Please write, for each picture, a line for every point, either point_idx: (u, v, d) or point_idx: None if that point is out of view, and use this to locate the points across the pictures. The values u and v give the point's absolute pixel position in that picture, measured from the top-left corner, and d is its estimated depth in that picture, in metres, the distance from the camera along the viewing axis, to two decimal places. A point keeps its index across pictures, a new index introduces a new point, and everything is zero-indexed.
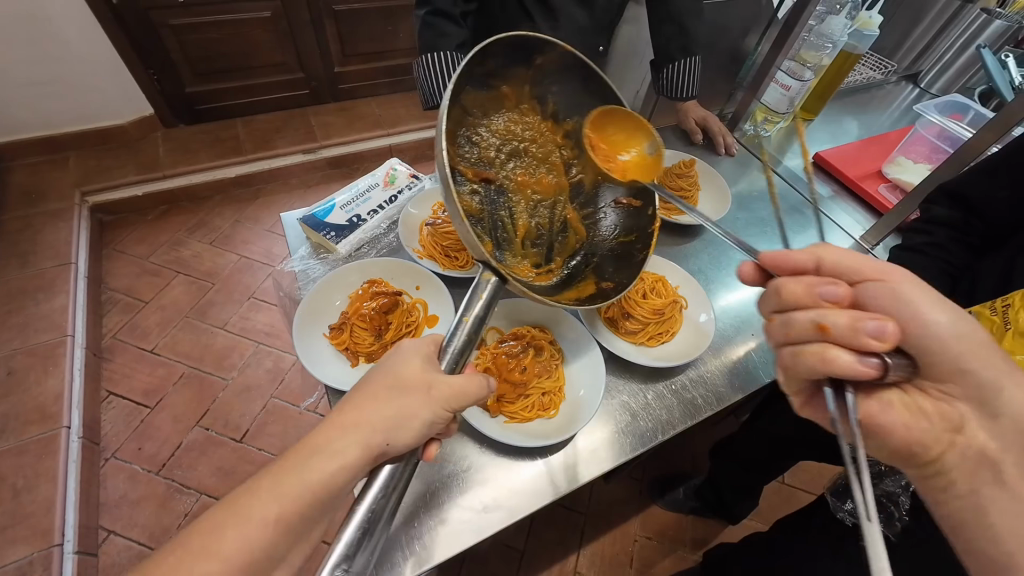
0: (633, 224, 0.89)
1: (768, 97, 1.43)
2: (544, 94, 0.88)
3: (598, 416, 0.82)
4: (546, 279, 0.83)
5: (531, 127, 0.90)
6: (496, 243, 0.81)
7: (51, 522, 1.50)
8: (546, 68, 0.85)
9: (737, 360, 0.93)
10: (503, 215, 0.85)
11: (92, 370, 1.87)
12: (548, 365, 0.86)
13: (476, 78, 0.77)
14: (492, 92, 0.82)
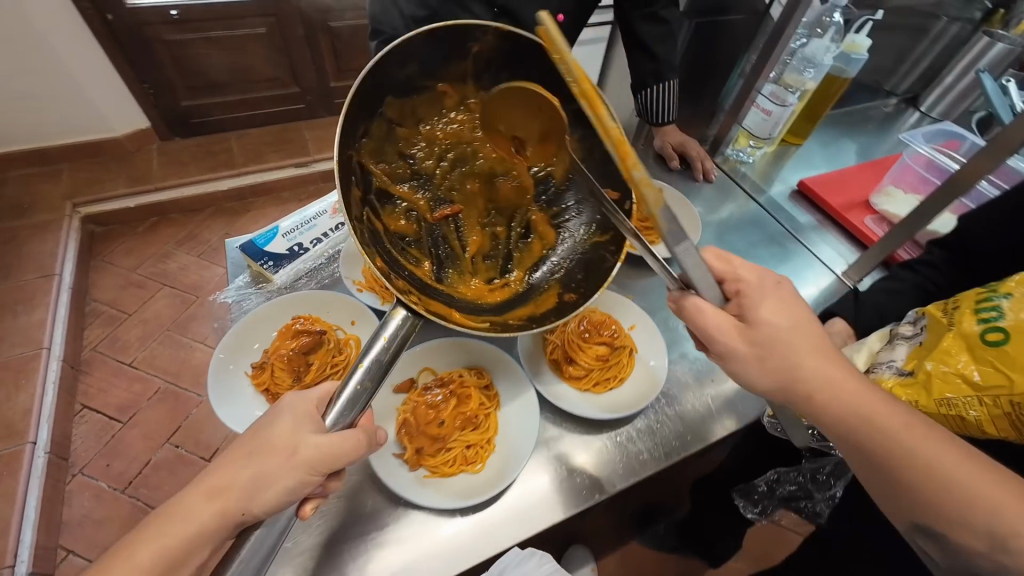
0: (607, 223, 0.77)
1: (749, 121, 1.36)
2: (493, 85, 0.75)
3: (531, 470, 0.76)
4: (497, 296, 0.78)
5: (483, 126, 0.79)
6: (443, 257, 0.77)
7: (4, 543, 1.46)
8: (483, 58, 0.72)
9: (691, 409, 0.86)
10: (455, 226, 0.81)
11: (67, 384, 1.86)
12: (476, 415, 0.79)
13: (402, 91, 0.71)
14: (428, 101, 0.75)
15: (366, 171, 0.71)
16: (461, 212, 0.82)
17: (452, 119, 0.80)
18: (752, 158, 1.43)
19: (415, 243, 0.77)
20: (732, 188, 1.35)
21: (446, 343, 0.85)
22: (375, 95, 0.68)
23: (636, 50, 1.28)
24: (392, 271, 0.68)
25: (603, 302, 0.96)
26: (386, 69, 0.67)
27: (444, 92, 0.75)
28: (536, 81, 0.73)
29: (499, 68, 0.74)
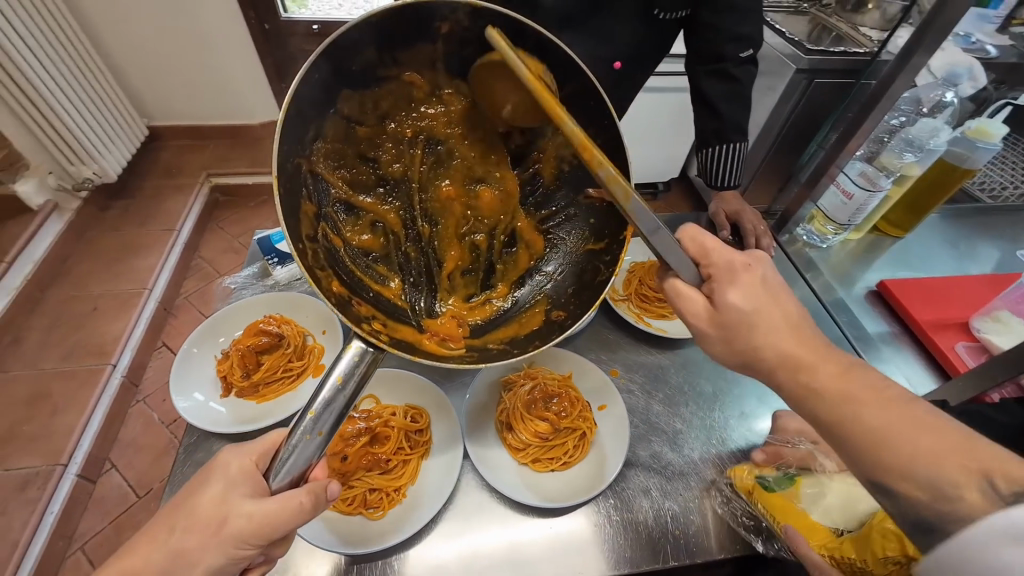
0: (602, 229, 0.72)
1: (826, 201, 1.17)
2: (469, 72, 0.66)
3: (433, 535, 0.70)
4: (478, 314, 0.76)
5: (462, 120, 0.72)
6: (412, 270, 0.76)
7: (64, 445, 1.68)
8: (455, 38, 0.62)
9: (637, 520, 0.73)
10: (429, 236, 0.77)
11: (156, 323, 2.15)
12: (392, 457, 0.76)
13: (355, 83, 0.63)
14: (390, 93, 0.67)
15: (322, 182, 0.66)
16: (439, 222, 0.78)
17: (423, 113, 0.71)
18: (826, 244, 1.22)
19: (382, 258, 0.75)
20: (796, 278, 1.13)
21: (395, 375, 0.83)
22: (321, 98, 0.60)
23: (702, 107, 1.18)
24: (350, 294, 0.67)
25: (577, 371, 0.87)
26: (331, 63, 0.58)
27: (409, 80, 0.67)
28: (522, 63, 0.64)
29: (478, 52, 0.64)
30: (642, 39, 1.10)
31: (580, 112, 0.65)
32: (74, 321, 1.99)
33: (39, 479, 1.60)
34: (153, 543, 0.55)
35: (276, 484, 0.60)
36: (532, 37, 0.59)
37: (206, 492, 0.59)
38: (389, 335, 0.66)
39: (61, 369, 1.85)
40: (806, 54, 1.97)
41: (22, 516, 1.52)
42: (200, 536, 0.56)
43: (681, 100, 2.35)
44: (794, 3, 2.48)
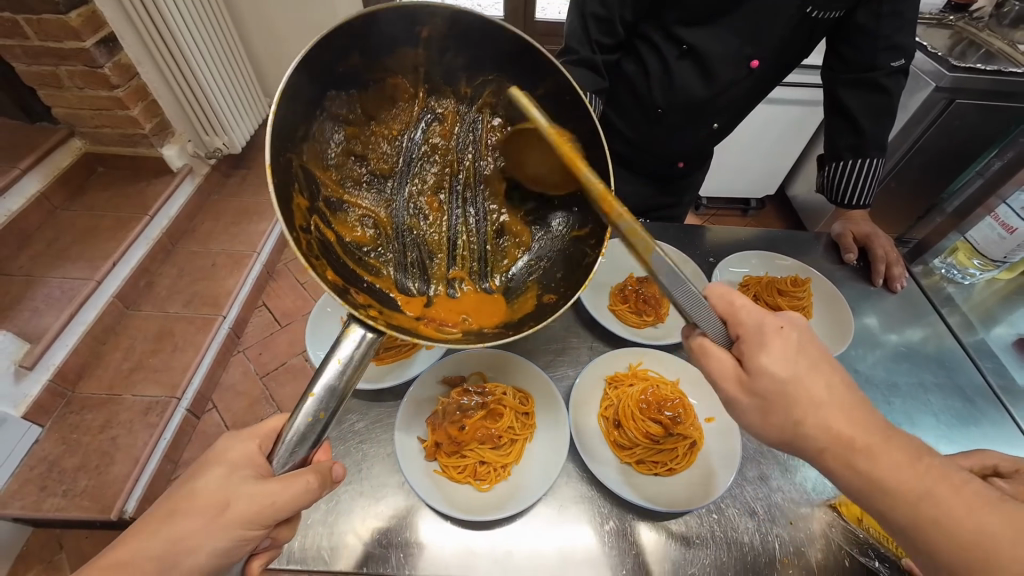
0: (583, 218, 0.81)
1: (976, 234, 1.06)
2: (450, 77, 0.79)
3: (534, 516, 0.71)
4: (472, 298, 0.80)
5: (446, 116, 0.83)
6: (405, 261, 0.80)
7: (179, 380, 1.89)
8: (433, 46, 0.74)
9: (742, 539, 0.71)
10: (419, 230, 0.82)
11: (259, 284, 2.36)
12: (498, 436, 0.79)
13: (343, 82, 0.71)
14: (377, 97, 0.76)
15: (311, 177, 0.70)
16: (429, 218, 0.84)
17: (403, 110, 0.81)
18: (969, 281, 1.10)
19: (374, 251, 0.78)
20: (928, 312, 1.03)
21: (505, 355, 0.86)
22: (312, 95, 0.67)
23: (839, 118, 1.10)
24: (344, 281, 0.68)
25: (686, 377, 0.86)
26: (324, 60, 0.66)
27: (394, 85, 0.77)
28: (488, 62, 0.77)
29: (455, 57, 0.77)
30: (785, 41, 1.03)
31: (557, 109, 0.79)
32: (197, 273, 2.23)
33: (158, 407, 1.82)
34: (215, 499, 0.59)
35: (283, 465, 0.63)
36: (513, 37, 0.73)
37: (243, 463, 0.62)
38: (380, 309, 0.70)
39: (182, 314, 2.08)
40: (951, 71, 1.78)
41: (143, 437, 1.74)
42: (201, 519, 0.58)
43: (794, 112, 2.21)
44: (937, 14, 2.25)
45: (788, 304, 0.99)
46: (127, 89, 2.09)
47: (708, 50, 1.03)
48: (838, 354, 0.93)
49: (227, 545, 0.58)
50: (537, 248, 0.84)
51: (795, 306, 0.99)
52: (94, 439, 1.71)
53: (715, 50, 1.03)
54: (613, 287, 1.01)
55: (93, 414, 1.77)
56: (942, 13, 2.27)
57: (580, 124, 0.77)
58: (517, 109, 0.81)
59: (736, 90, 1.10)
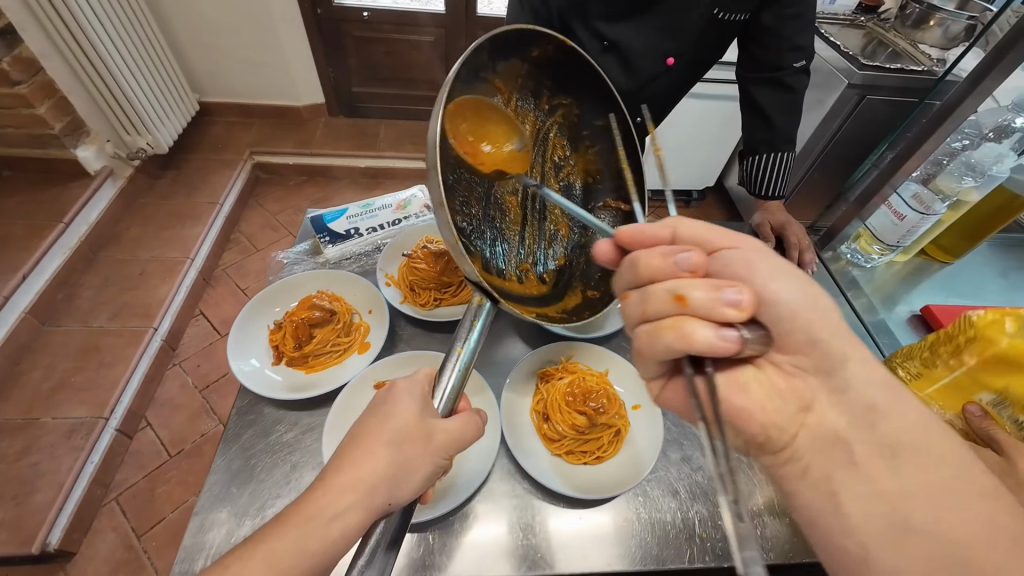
0: (621, 229, 0.85)
1: (875, 221, 1.16)
2: (538, 90, 0.79)
3: (467, 513, 0.72)
4: (535, 290, 0.77)
5: (528, 121, 0.80)
6: (492, 249, 0.73)
7: (107, 399, 1.76)
8: (540, 62, 0.75)
9: (662, 519, 0.74)
10: (500, 221, 0.78)
11: (195, 291, 2.23)
12: None
13: (470, 70, 0.66)
14: (487, 92, 0.71)
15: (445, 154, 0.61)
16: (506, 215, 0.79)
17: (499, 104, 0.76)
18: (871, 264, 1.21)
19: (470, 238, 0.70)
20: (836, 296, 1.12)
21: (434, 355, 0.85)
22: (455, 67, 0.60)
23: (753, 115, 1.17)
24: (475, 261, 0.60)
25: (613, 367, 0.89)
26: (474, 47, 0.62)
27: (498, 89, 0.74)
28: (570, 86, 0.80)
29: (548, 76, 0.78)
30: (698, 38, 1.09)
31: (610, 139, 0.83)
32: (124, 283, 2.08)
33: (84, 429, 1.69)
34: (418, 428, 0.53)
35: (444, 410, 0.57)
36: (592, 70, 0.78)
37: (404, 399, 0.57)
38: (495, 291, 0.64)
39: (108, 328, 1.94)
40: (860, 69, 1.92)
41: (68, 462, 1.61)
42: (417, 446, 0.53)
43: (728, 108, 2.32)
44: (850, 15, 2.42)
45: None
46: (31, 85, 1.91)
47: (629, 47, 1.06)
48: None
49: (431, 470, 0.54)
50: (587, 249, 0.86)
51: None
52: (12, 468, 1.58)
53: (636, 48, 1.07)
54: None
55: (10, 440, 1.63)
56: (854, 14, 2.44)
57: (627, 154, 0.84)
58: (575, 131, 0.85)
59: (656, 85, 1.16)
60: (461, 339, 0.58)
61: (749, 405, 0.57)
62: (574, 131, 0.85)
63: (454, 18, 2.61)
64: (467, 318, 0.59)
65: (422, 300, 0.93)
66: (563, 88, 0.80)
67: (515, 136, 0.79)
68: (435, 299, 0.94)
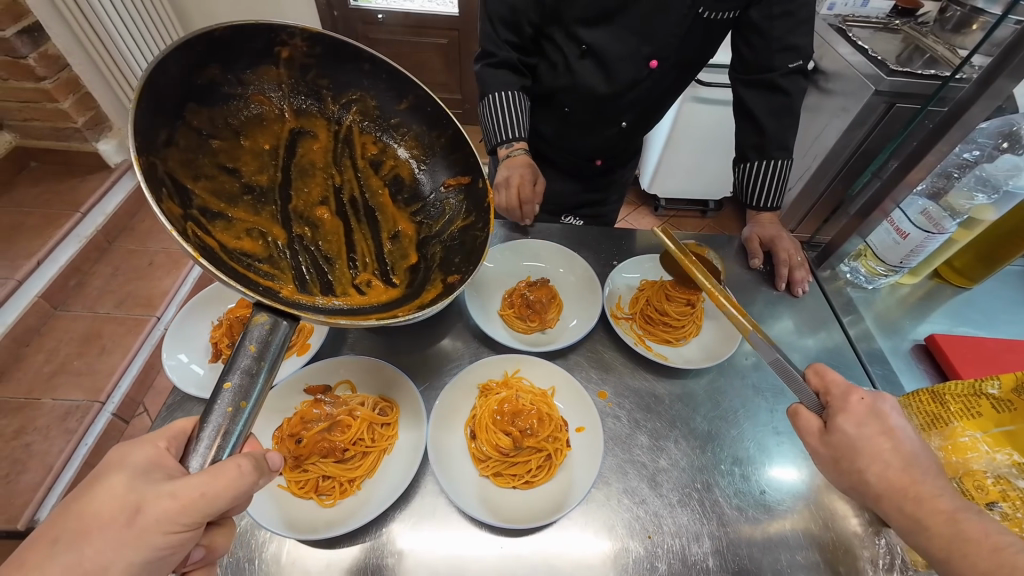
0: (468, 205, 0.82)
1: (876, 238, 1.05)
2: (315, 93, 0.81)
3: (382, 535, 0.67)
4: (376, 296, 0.75)
5: (317, 129, 0.83)
6: (297, 264, 0.75)
7: (104, 384, 1.82)
8: (294, 64, 0.77)
9: (596, 556, 0.68)
10: (311, 237, 0.79)
11: (201, 283, 2.27)
12: (350, 449, 0.74)
13: (201, 96, 0.69)
14: (244, 112, 0.75)
15: (180, 182, 0.65)
16: (318, 227, 0.81)
17: (268, 122, 0.79)
18: (872, 285, 1.10)
19: (265, 259, 0.72)
20: (830, 321, 1.02)
21: (371, 362, 0.82)
22: (172, 100, 0.64)
23: (743, 121, 1.09)
24: (244, 284, 0.61)
25: (560, 386, 0.83)
26: (175, 69, 0.64)
27: (258, 102, 0.77)
28: (349, 82, 0.82)
29: (317, 76, 0.81)
30: (682, 39, 1.02)
31: (422, 119, 0.85)
32: (132, 273, 2.15)
33: (79, 412, 1.75)
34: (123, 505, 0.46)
35: (235, 454, 0.52)
36: (366, 57, 0.79)
37: (155, 464, 0.50)
38: (290, 307, 0.60)
39: (113, 315, 2.01)
40: (889, 75, 1.78)
41: (59, 444, 1.67)
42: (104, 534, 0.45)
43: None
44: (884, 18, 2.26)
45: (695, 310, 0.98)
46: (56, 81, 1.98)
47: (605, 50, 1.03)
48: (725, 358, 0.91)
49: (140, 557, 0.46)
50: (433, 234, 0.83)
51: (683, 312, 0.97)
52: (8, 445, 1.65)
53: (613, 50, 1.03)
54: (506, 290, 0.99)
55: (10, 419, 1.70)
56: (889, 17, 2.28)
57: (442, 128, 0.83)
58: (382, 124, 0.85)
59: (639, 89, 1.10)
60: (234, 373, 0.53)
61: (864, 473, 0.60)
62: (380, 121, 0.85)
63: (467, 20, 2.60)
64: (244, 343, 0.55)
65: None
66: (340, 83, 0.81)
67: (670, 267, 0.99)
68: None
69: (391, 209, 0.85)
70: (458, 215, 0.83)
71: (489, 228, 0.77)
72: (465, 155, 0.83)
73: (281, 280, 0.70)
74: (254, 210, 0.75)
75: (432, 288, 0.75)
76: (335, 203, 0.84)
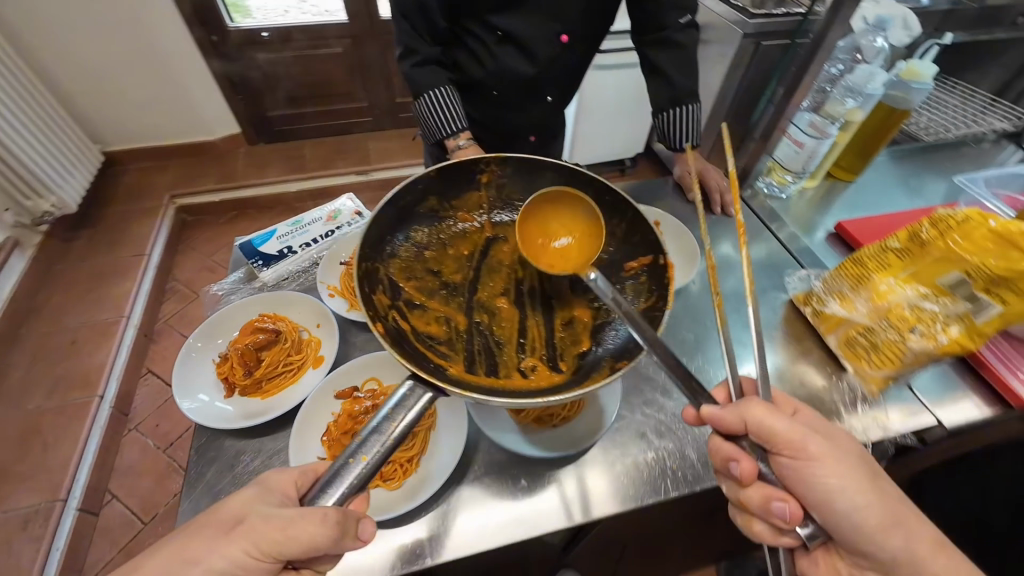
0: (653, 286, 0.76)
1: (780, 153, 1.25)
2: (508, 203, 0.94)
3: (453, 499, 0.74)
4: (543, 378, 0.74)
5: (508, 232, 0.95)
6: (470, 346, 0.80)
7: (61, 480, 1.65)
8: (493, 185, 0.93)
9: (638, 461, 0.79)
10: (490, 322, 0.85)
11: (138, 350, 2.08)
12: None
13: (423, 218, 0.88)
14: (453, 227, 0.92)
15: (394, 282, 0.80)
16: (496, 315, 0.87)
17: (468, 230, 0.94)
18: (785, 193, 1.30)
19: (447, 342, 0.79)
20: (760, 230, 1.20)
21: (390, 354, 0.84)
22: (397, 222, 0.84)
23: (652, 77, 1.23)
24: (421, 364, 0.67)
25: None
26: (406, 198, 0.84)
27: (466, 221, 0.93)
28: (535, 191, 0.93)
29: (511, 190, 0.94)
30: (584, 12, 1.13)
31: (602, 211, 0.87)
32: (55, 357, 1.94)
33: (39, 518, 1.57)
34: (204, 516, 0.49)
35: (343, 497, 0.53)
36: (551, 167, 0.90)
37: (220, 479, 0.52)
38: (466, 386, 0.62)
39: (48, 407, 1.81)
40: (751, 18, 2.04)
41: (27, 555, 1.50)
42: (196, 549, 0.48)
43: (641, 77, 2.41)
44: None
45: (576, 245, 0.88)
46: None
47: (521, 33, 1.11)
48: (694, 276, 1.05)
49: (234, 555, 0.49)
50: (612, 318, 0.79)
51: None
52: None
53: (528, 31, 1.11)
54: None
55: None
56: None
57: (622, 213, 0.84)
58: (572, 222, 0.92)
59: (557, 63, 1.20)
60: (373, 446, 0.52)
61: None
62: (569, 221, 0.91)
63: (359, 25, 2.56)
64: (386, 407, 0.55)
65: None
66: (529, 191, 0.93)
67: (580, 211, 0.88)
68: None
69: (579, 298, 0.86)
70: (640, 294, 0.78)
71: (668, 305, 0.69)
72: (644, 237, 0.81)
73: (456, 361, 0.76)
74: (446, 301, 0.86)
75: (602, 371, 0.69)
76: (515, 293, 0.90)
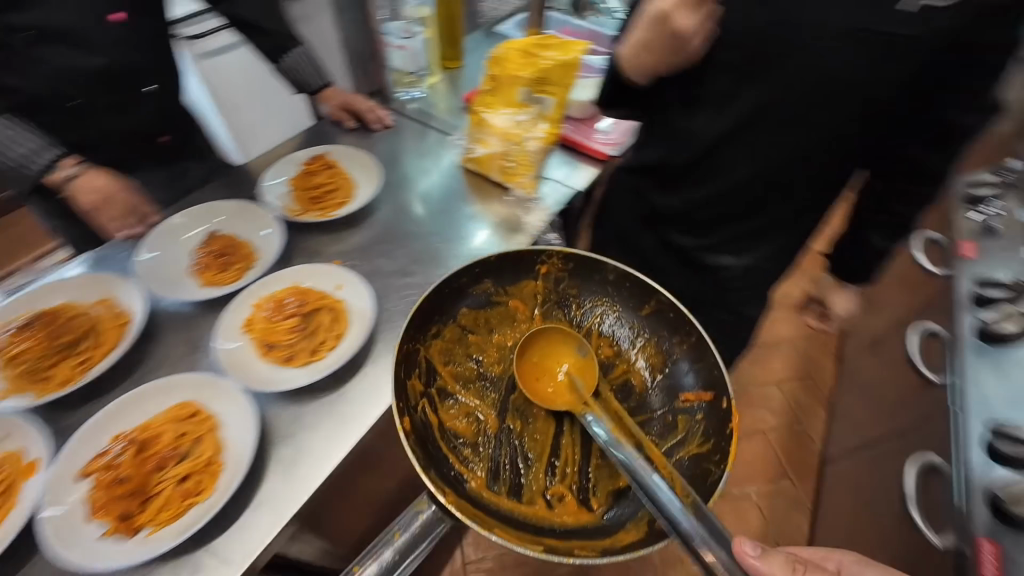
0: (709, 428, 0.72)
1: (396, 61, 1.45)
2: (560, 285, 0.90)
3: (270, 467, 0.73)
4: (557, 517, 0.70)
5: (559, 314, 0.91)
6: (494, 456, 0.76)
7: None
8: (552, 276, 0.90)
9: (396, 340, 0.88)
10: (523, 432, 0.79)
11: None
12: (181, 450, 0.71)
13: (468, 299, 0.87)
14: (489, 302, 0.89)
15: (432, 367, 0.81)
16: (529, 421, 0.80)
17: (513, 322, 0.91)
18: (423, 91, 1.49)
19: (472, 447, 0.77)
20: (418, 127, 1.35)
21: (119, 403, 0.74)
22: (454, 303, 0.85)
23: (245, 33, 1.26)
24: (445, 486, 0.66)
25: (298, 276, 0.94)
26: (466, 278, 0.86)
27: (507, 301, 0.90)
28: (602, 287, 0.89)
29: (569, 286, 0.91)
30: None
31: (665, 326, 0.84)
32: None
33: None
34: None
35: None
36: (619, 274, 0.87)
37: None
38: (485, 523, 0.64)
39: None
40: None
41: None
42: None
43: None
44: None
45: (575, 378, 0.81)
46: None
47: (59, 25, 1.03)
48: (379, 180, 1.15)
49: None
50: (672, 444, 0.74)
51: (331, 176, 1.15)
52: None
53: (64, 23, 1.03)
54: (187, 270, 0.95)
55: None
56: None
57: (687, 332, 0.80)
58: (632, 320, 0.86)
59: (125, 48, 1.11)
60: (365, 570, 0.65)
61: None
62: (630, 322, 0.86)
63: None
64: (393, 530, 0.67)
65: (62, 375, 0.79)
66: (592, 291, 0.90)
67: (576, 344, 0.83)
68: (80, 361, 0.81)
69: (640, 436, 0.67)
70: (691, 437, 0.74)
71: (726, 469, 0.65)
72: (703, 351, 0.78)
73: (477, 472, 0.74)
74: (482, 397, 0.82)
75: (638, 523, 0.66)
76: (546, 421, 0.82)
